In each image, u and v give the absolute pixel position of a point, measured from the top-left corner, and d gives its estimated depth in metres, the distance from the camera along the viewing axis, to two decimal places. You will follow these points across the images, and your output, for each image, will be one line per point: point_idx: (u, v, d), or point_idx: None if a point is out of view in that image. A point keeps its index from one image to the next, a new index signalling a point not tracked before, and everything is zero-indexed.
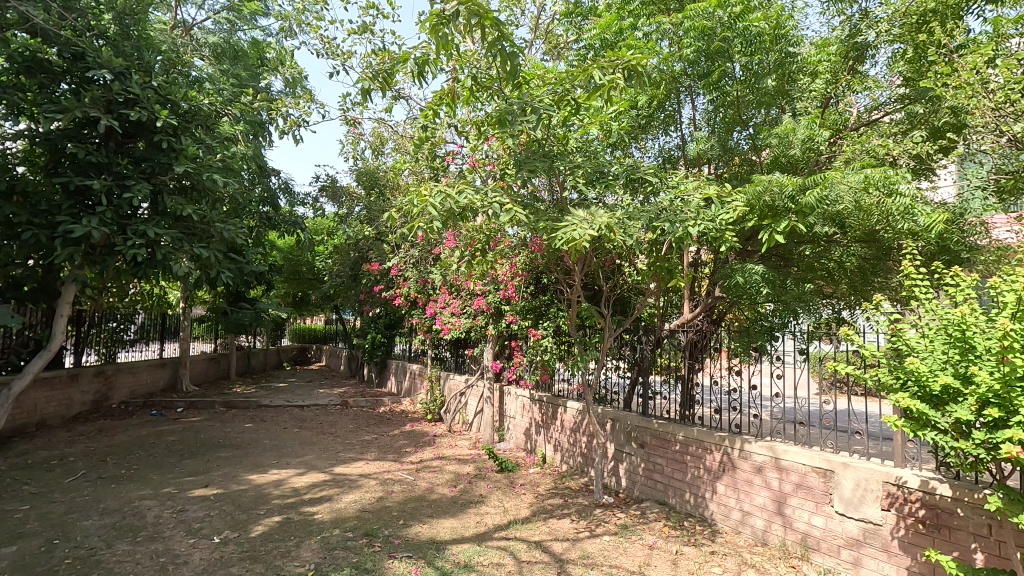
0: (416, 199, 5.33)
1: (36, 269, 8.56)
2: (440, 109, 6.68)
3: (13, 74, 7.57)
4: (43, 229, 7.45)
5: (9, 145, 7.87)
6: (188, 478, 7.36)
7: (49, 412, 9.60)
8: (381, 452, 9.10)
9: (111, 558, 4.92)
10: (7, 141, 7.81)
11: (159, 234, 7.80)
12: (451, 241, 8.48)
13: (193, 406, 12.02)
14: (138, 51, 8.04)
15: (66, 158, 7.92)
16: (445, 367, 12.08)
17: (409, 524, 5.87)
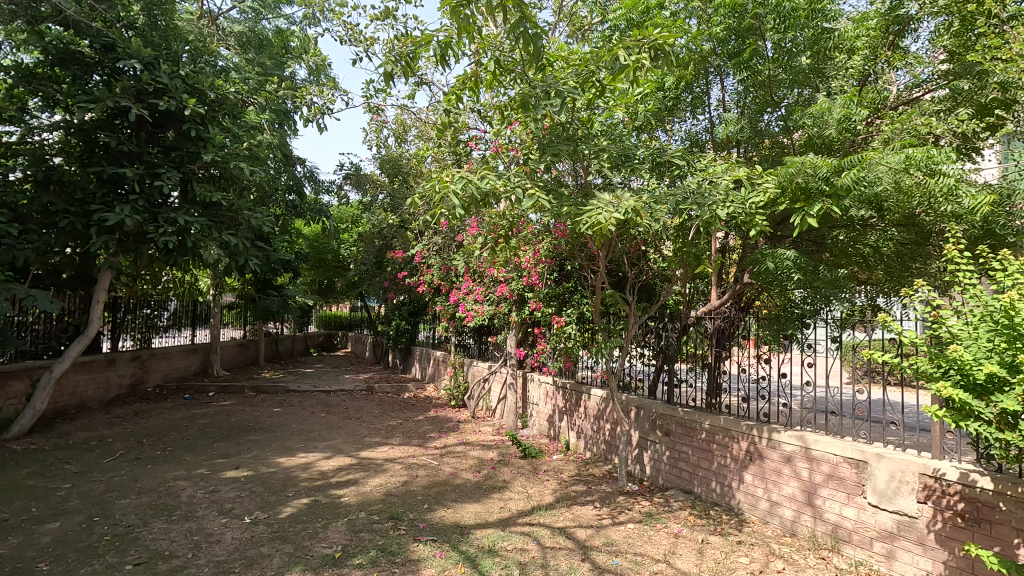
0: (438, 185, 5.31)
1: (73, 256, 8.81)
2: (462, 94, 6.62)
3: (48, 66, 7.74)
4: (80, 218, 7.66)
5: (45, 136, 8.09)
6: (220, 460, 7.56)
7: (88, 395, 9.93)
8: (406, 437, 9.22)
9: (148, 535, 5.09)
10: (44, 133, 8.02)
11: (189, 222, 7.96)
12: (474, 228, 8.48)
13: (224, 390, 12.34)
14: (166, 42, 8.19)
15: (99, 148, 8.10)
16: (469, 354, 12.14)
17: (433, 507, 5.94)
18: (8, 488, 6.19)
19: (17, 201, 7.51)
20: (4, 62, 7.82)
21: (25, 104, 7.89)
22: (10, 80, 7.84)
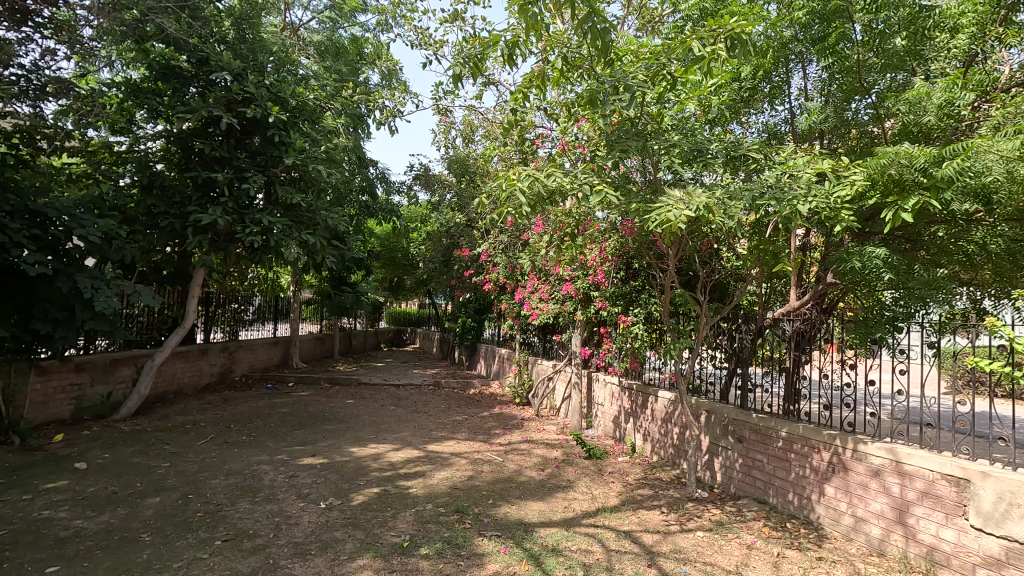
0: (505, 184, 5.35)
1: (173, 255, 9.62)
2: (529, 92, 6.63)
3: (152, 81, 8.49)
4: (178, 219, 8.34)
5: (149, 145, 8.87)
6: (298, 447, 8.01)
7: (184, 381, 10.83)
8: (471, 432, 9.37)
9: (235, 514, 5.47)
10: (148, 142, 8.80)
11: (272, 222, 8.47)
12: (540, 226, 8.50)
13: (302, 381, 13.07)
14: (253, 53, 8.75)
15: (194, 155, 8.77)
16: (533, 352, 12.16)
17: (497, 503, 6.00)
18: (116, 464, 6.83)
19: (125, 204, 8.30)
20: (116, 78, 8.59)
21: (132, 117, 8.67)
22: (120, 94, 8.63)
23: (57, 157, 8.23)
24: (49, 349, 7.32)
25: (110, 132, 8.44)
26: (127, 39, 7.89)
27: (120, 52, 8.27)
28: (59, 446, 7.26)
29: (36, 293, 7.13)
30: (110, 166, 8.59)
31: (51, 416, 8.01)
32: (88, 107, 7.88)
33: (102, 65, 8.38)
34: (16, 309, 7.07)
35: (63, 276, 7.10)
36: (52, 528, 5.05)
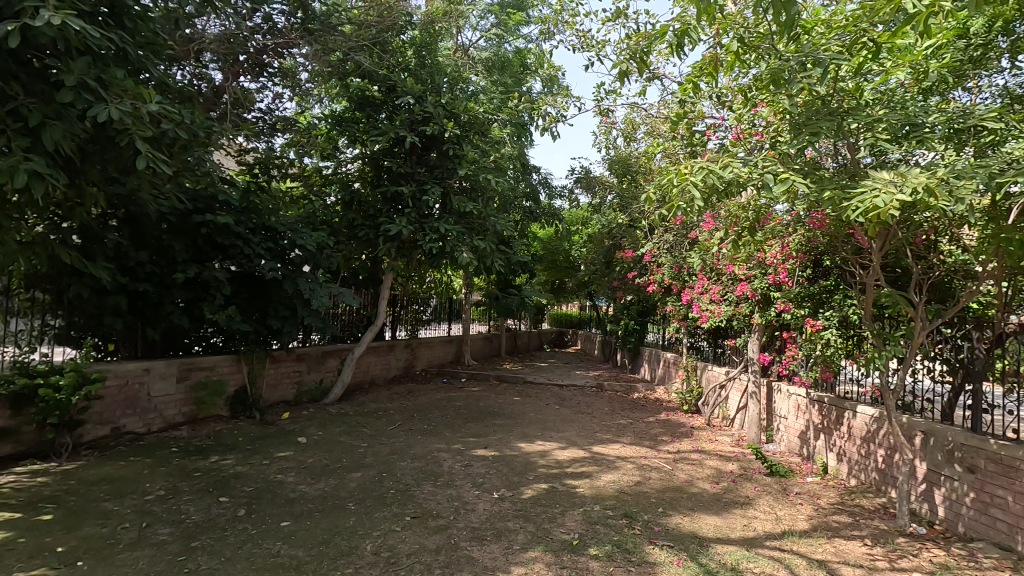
0: (675, 179, 5.13)
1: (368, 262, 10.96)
2: (698, 81, 6.29)
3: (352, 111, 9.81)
4: (372, 230, 9.50)
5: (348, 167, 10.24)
6: (472, 438, 8.57)
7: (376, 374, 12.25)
8: (637, 437, 9.14)
9: (421, 495, 6.04)
10: (348, 164, 10.16)
11: (448, 230, 9.20)
12: (710, 223, 8.01)
13: (473, 377, 13.97)
14: (431, 77, 9.63)
15: (384, 172, 9.89)
16: (703, 357, 11.47)
17: (668, 512, 5.76)
18: (327, 441, 7.98)
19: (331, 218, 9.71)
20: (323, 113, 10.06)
21: (336, 143, 10.04)
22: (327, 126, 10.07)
23: (282, 180, 9.87)
24: (279, 340, 8.82)
25: (320, 157, 9.90)
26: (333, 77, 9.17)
27: (328, 89, 9.68)
28: (286, 422, 8.70)
29: (270, 295, 8.63)
30: (320, 187, 10.08)
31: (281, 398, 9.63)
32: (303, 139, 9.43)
33: (313, 100, 9.87)
34: (256, 308, 8.63)
35: (290, 280, 8.45)
36: (282, 489, 6.07)
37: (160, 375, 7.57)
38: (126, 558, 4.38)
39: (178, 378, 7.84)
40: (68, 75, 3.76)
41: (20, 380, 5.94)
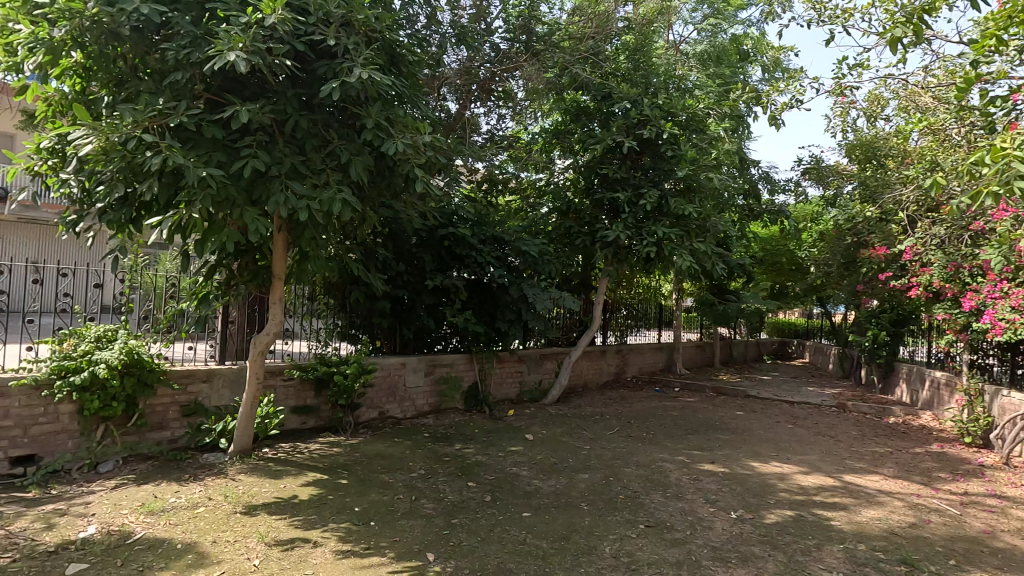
0: (981, 157, 4.13)
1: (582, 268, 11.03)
2: (1002, 34, 5.01)
3: (566, 121, 9.87)
4: (587, 237, 9.66)
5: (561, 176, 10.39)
6: (696, 451, 8.15)
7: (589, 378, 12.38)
8: (902, 470, 7.67)
9: (652, 504, 5.91)
10: (560, 174, 10.34)
11: (665, 233, 8.88)
12: (1014, 210, 6.34)
13: (688, 388, 13.31)
14: (646, 79, 9.43)
15: (598, 178, 9.82)
16: (994, 379, 9.14)
17: (965, 567, 4.70)
18: (551, 440, 8.34)
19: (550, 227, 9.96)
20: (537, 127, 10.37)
21: (551, 156, 10.24)
22: (540, 139, 10.33)
23: (501, 193, 10.50)
24: (507, 342, 9.47)
25: (535, 170, 10.26)
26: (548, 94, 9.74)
27: (542, 104, 9.97)
28: (512, 419, 9.33)
29: (499, 300, 9.34)
30: (536, 199, 10.47)
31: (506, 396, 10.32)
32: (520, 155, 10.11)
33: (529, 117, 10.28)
34: (487, 312, 9.42)
35: (515, 283, 9.20)
36: (519, 482, 6.47)
37: (413, 369, 8.74)
38: (405, 525, 5.10)
39: (426, 372, 8.95)
40: (369, 119, 4.48)
41: (322, 367, 7.43)
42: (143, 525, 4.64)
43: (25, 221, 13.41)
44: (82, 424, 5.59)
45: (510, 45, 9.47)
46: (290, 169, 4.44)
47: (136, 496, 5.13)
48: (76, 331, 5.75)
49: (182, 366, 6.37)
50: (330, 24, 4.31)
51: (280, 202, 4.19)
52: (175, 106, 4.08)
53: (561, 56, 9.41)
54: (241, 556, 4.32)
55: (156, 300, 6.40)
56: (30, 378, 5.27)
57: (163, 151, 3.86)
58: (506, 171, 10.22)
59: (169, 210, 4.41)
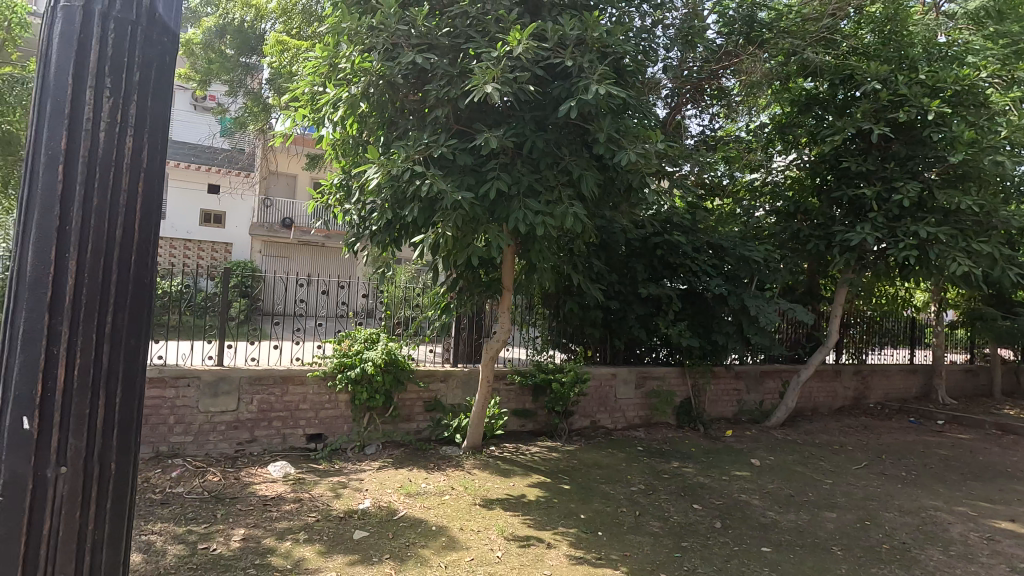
0: None
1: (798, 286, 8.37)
2: None
3: (790, 117, 7.36)
4: (824, 240, 6.88)
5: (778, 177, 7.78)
6: (987, 504, 5.48)
7: (845, 397, 9.82)
8: None
9: (931, 563, 4.07)
10: (777, 175, 7.72)
11: (933, 232, 6.10)
12: None
13: (958, 421, 9.51)
14: (902, 51, 6.68)
15: (828, 177, 7.15)
16: None
17: None
18: (783, 467, 6.22)
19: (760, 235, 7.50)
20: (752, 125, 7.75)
21: (769, 152, 7.61)
22: (769, 129, 7.63)
23: (718, 195, 8.17)
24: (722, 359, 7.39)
25: (747, 171, 7.77)
26: (769, 85, 6.88)
27: (757, 99, 7.22)
28: (733, 439, 7.14)
29: (715, 309, 7.27)
30: (750, 201, 7.89)
31: (747, 418, 8.09)
32: (734, 153, 7.53)
33: (740, 114, 7.61)
34: (704, 323, 7.34)
35: (734, 295, 7.07)
36: (753, 511, 4.89)
37: (624, 380, 7.15)
38: (634, 540, 4.17)
39: (637, 384, 7.26)
40: (601, 133, 4.49)
41: (539, 374, 6.45)
42: (405, 506, 4.49)
43: (303, 241, 16.81)
44: (352, 411, 5.72)
45: (724, 30, 7.09)
46: (526, 187, 4.62)
47: (395, 478, 5.04)
48: (350, 331, 5.86)
49: (425, 366, 6.20)
50: (566, 47, 4.48)
51: (520, 219, 4.35)
52: (436, 139, 4.54)
53: (785, 36, 6.88)
54: (485, 547, 3.90)
55: (410, 303, 6.27)
56: (319, 370, 5.57)
57: (429, 178, 4.22)
58: (724, 180, 8.04)
59: (426, 228, 4.69)
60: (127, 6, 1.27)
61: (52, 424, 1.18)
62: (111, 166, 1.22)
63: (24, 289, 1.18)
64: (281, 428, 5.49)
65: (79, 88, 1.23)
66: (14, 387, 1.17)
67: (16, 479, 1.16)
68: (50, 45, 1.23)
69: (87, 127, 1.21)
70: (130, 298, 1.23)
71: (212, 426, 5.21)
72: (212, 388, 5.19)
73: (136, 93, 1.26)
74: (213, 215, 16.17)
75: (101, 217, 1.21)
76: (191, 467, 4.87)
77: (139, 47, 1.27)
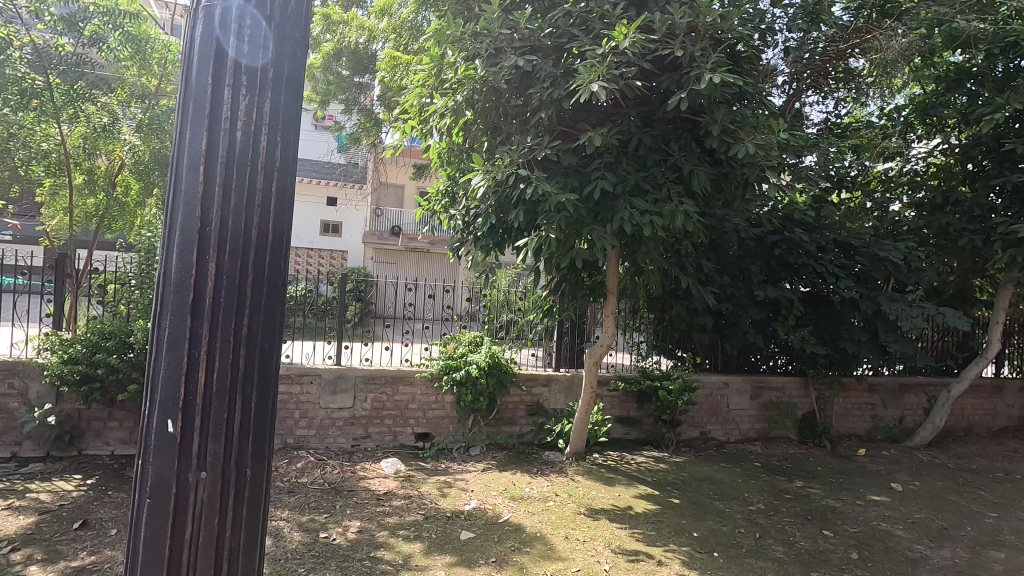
0: None
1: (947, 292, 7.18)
2: None
3: (934, 96, 6.34)
4: (981, 235, 5.90)
5: (920, 166, 6.75)
6: None
7: (1008, 417, 8.41)
8: None
9: None
10: (919, 164, 6.71)
11: None
12: None
13: None
14: None
15: (985, 163, 6.12)
16: None
17: None
18: (931, 494, 5.39)
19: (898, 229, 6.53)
20: (889, 110, 6.77)
21: (906, 137, 6.62)
22: (911, 114, 6.59)
23: (845, 189, 6.94)
24: (853, 369, 6.63)
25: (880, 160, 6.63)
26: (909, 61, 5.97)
27: (893, 80, 6.27)
28: (867, 459, 6.35)
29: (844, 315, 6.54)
30: (884, 194, 6.83)
31: (883, 436, 7.18)
32: (863, 140, 6.58)
33: (871, 97, 6.63)
34: (831, 330, 6.60)
35: (867, 298, 6.28)
36: (895, 543, 4.26)
37: (738, 391, 6.64)
38: (755, 565, 3.79)
39: (752, 395, 6.71)
40: (715, 126, 4.17)
41: (645, 381, 6.16)
42: (509, 509, 4.46)
43: (410, 248, 17.75)
44: (457, 412, 5.83)
45: (851, 6, 6.33)
46: (632, 187, 4.39)
47: (500, 480, 5.06)
48: (455, 333, 6.02)
49: (528, 369, 6.17)
50: (676, 37, 4.19)
51: (627, 219, 4.11)
52: (540, 142, 4.44)
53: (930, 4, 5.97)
54: (591, 558, 3.74)
55: (511, 307, 6.22)
56: (426, 372, 5.70)
57: (533, 182, 4.13)
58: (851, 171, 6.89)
59: (529, 231, 4.62)
60: (260, 5, 1.29)
61: (192, 428, 1.24)
62: (248, 171, 1.27)
63: (171, 294, 1.25)
64: (391, 426, 5.72)
65: (218, 91, 1.26)
66: (163, 389, 1.25)
67: (163, 479, 1.23)
68: (194, 51, 1.29)
69: (224, 132, 1.26)
70: (262, 304, 1.28)
71: (332, 421, 5.55)
72: (332, 386, 5.53)
73: (269, 94, 1.28)
74: (331, 225, 17.50)
75: (236, 223, 1.26)
76: (313, 459, 5.21)
77: (273, 45, 1.29)
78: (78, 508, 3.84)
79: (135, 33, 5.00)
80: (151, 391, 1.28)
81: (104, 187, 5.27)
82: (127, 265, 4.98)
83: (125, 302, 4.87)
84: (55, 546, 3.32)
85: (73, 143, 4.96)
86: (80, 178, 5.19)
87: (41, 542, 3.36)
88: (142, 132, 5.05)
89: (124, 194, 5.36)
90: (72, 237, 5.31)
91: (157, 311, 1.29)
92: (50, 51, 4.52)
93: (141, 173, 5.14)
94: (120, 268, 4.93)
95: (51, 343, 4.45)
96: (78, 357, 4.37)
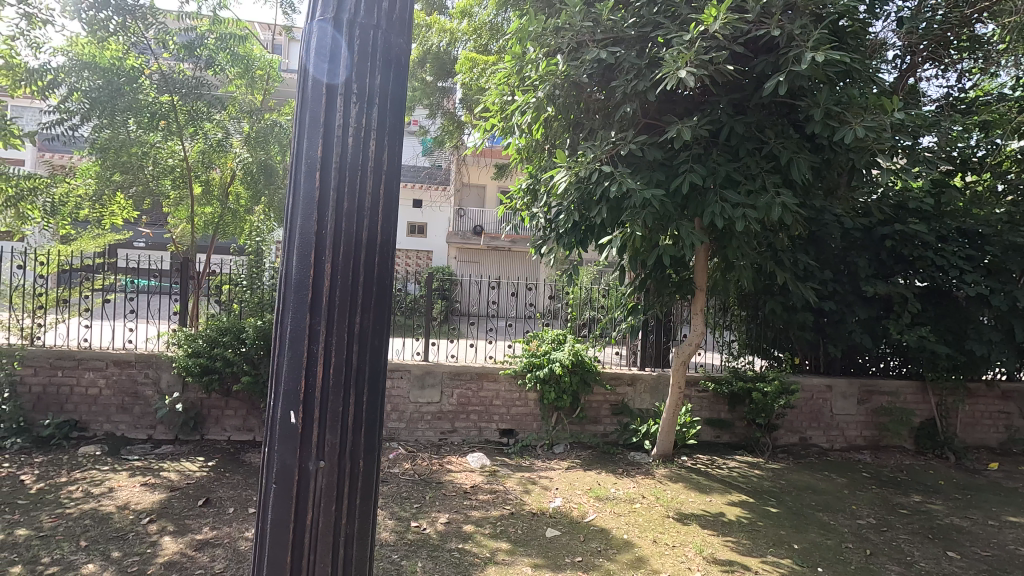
0: None
1: None
2: None
3: None
4: None
5: None
6: None
7: None
8: None
9: None
10: None
11: None
12: None
13: None
14: None
15: None
16: None
17: None
18: None
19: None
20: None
21: None
22: None
23: (969, 172, 6.13)
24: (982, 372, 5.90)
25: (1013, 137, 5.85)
26: None
27: None
28: (1001, 474, 5.64)
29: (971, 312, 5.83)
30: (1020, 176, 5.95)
31: (1021, 449, 6.34)
32: (994, 115, 5.88)
33: (1003, 67, 5.83)
34: (954, 329, 5.88)
35: (1000, 293, 5.57)
36: None
37: (844, 394, 6.13)
38: None
39: (860, 399, 6.17)
40: (817, 109, 3.86)
41: (737, 381, 5.85)
42: (595, 510, 4.40)
43: (492, 247, 18.03)
44: (541, 410, 5.84)
45: None
46: (724, 178, 4.16)
47: (585, 480, 5.00)
48: (538, 331, 6.03)
49: (612, 368, 6.07)
50: (772, 16, 3.91)
51: (718, 213, 3.91)
52: (624, 136, 4.34)
53: None
54: (681, 564, 3.62)
55: (594, 305, 6.12)
56: (510, 368, 5.78)
57: (617, 178, 4.01)
58: (978, 152, 6.06)
59: (613, 228, 4.52)
60: (368, 15, 1.34)
61: (313, 419, 1.32)
62: (359, 175, 1.33)
63: (292, 292, 1.34)
64: (477, 421, 5.84)
65: (331, 99, 1.33)
66: (285, 383, 1.34)
67: (287, 466, 1.32)
68: (308, 64, 1.36)
69: (337, 138, 1.32)
70: (373, 303, 1.35)
71: (421, 415, 5.75)
72: (420, 381, 5.73)
73: (377, 99, 1.34)
74: (417, 227, 18.18)
75: (349, 226, 1.32)
76: (403, 451, 5.44)
77: (380, 53, 1.35)
78: (201, 487, 4.26)
79: (241, 53, 5.45)
80: (274, 383, 1.37)
81: (219, 197, 5.82)
82: (239, 267, 5.41)
83: (238, 301, 5.29)
84: (183, 520, 3.70)
85: (193, 157, 5.48)
86: (198, 189, 5.71)
87: (172, 516, 3.76)
88: (250, 145, 5.52)
89: (236, 203, 5.90)
90: (194, 242, 5.92)
91: (279, 308, 1.38)
92: (174, 76, 5.04)
93: (251, 182, 5.59)
94: (233, 270, 5.39)
95: (178, 339, 4.97)
96: (200, 350, 4.84)
